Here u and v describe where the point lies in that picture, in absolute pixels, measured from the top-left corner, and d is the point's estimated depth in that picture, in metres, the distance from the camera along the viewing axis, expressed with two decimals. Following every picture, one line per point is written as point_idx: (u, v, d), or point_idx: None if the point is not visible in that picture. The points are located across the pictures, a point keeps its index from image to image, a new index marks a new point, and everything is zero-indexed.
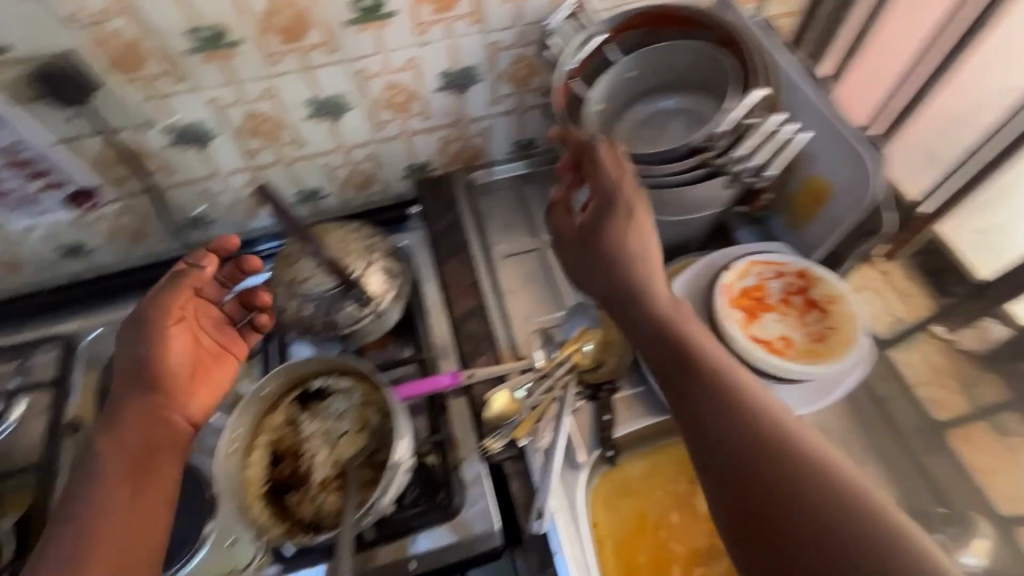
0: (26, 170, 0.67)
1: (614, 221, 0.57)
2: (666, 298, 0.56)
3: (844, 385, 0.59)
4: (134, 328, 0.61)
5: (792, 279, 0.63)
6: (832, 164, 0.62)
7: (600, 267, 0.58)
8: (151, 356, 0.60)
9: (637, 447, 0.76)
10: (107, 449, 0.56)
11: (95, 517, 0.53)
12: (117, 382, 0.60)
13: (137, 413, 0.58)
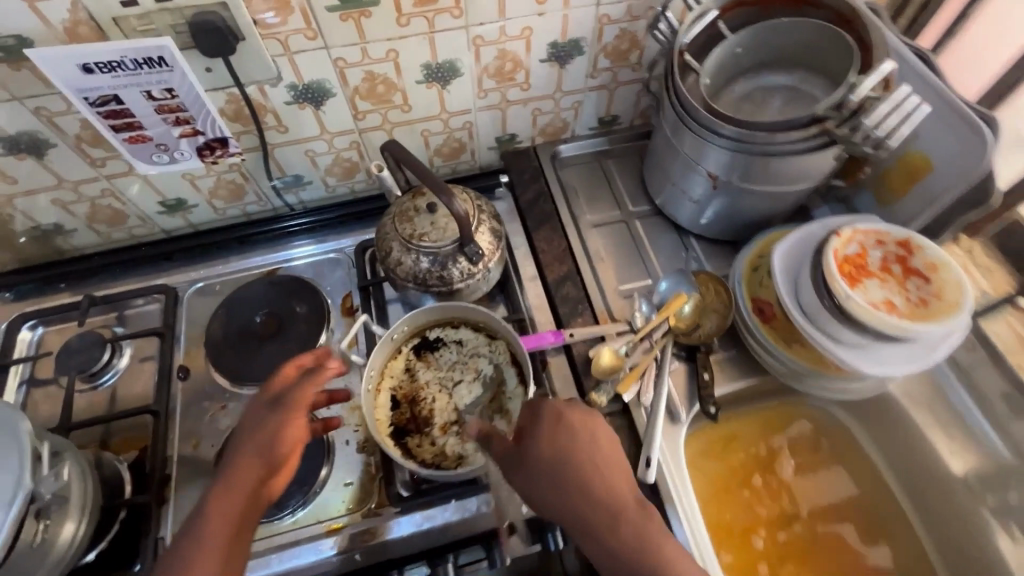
0: (173, 115, 0.69)
1: (570, 441, 0.56)
2: (628, 514, 0.53)
3: (947, 345, 0.62)
4: (256, 413, 0.56)
5: (893, 247, 0.66)
6: (940, 138, 0.65)
7: (553, 496, 0.54)
8: (265, 451, 0.54)
9: (735, 408, 0.77)
10: (193, 550, 0.49)
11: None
12: (237, 459, 0.53)
13: (231, 513, 0.51)
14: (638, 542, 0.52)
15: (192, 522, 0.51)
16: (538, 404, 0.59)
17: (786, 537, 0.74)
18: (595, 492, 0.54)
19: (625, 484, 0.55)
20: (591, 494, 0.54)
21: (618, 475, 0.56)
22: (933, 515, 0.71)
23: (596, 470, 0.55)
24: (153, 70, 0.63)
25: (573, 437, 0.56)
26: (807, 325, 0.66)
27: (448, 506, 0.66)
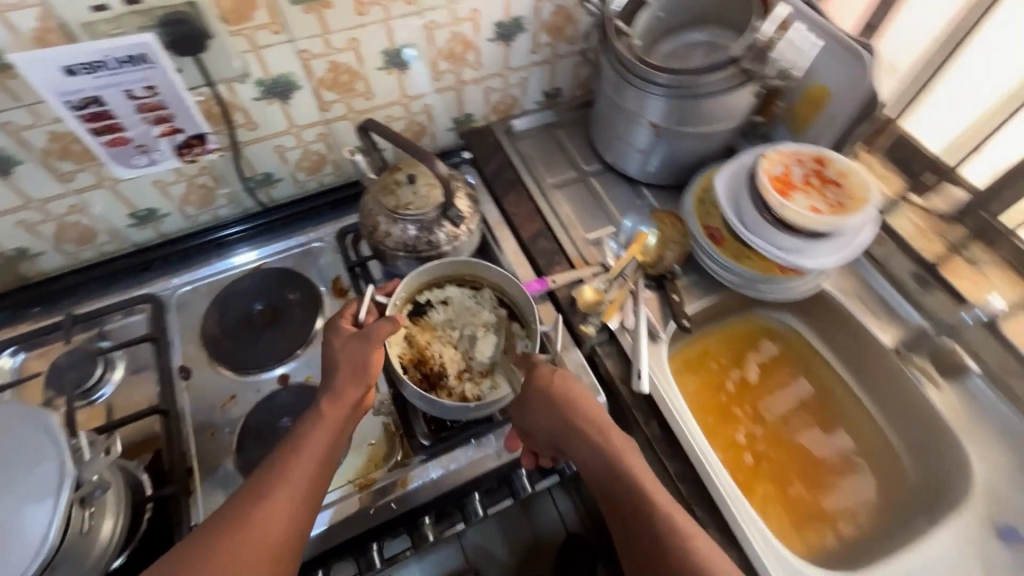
0: (153, 114, 0.70)
1: (559, 395, 0.63)
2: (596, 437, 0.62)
3: (863, 236, 0.75)
4: (343, 339, 0.63)
5: (810, 162, 0.79)
6: (832, 70, 0.77)
7: (538, 418, 0.64)
8: (359, 372, 0.61)
9: (707, 325, 0.90)
10: (302, 445, 0.56)
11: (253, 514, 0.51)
12: (336, 382, 0.60)
13: (332, 421, 0.58)
14: (608, 463, 0.60)
15: (298, 425, 0.58)
16: (534, 371, 0.66)
17: (762, 429, 0.84)
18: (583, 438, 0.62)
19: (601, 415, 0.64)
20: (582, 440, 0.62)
21: (606, 423, 0.63)
22: (873, 383, 0.85)
23: (586, 419, 0.63)
24: (135, 68, 0.65)
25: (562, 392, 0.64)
26: (753, 237, 0.77)
27: (467, 447, 0.71)
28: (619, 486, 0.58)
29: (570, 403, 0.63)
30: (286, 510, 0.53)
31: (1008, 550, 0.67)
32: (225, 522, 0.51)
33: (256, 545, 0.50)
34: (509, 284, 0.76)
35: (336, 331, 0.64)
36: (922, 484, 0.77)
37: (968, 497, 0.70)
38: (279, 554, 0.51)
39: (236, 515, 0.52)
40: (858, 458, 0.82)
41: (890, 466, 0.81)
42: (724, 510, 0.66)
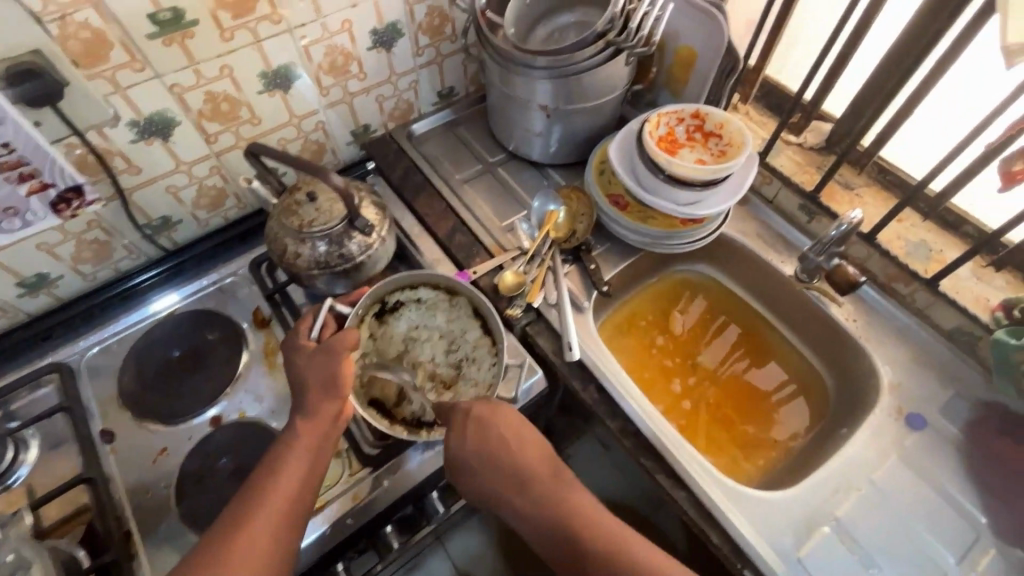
0: (16, 172, 0.66)
1: (500, 453, 0.64)
2: (529, 478, 0.64)
3: (748, 179, 0.81)
4: (307, 355, 0.64)
5: (691, 119, 0.83)
6: (694, 35, 0.83)
7: (468, 472, 0.64)
8: (329, 385, 0.62)
9: (633, 287, 0.95)
10: (282, 469, 0.58)
11: (235, 541, 0.54)
12: (309, 397, 0.62)
13: (309, 443, 0.60)
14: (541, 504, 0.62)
15: (280, 447, 0.60)
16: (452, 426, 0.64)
17: (696, 379, 0.90)
18: (540, 492, 0.63)
19: (530, 452, 0.65)
20: (531, 503, 0.63)
21: (535, 459, 0.65)
22: (788, 315, 0.91)
23: (510, 466, 0.64)
24: None
25: (506, 444, 0.64)
26: (651, 196, 0.81)
27: (415, 449, 0.71)
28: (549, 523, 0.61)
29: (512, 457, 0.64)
30: (270, 527, 0.55)
31: (916, 436, 0.73)
32: (211, 552, 0.53)
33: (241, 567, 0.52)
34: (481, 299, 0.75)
35: (297, 351, 0.65)
36: (838, 396, 0.85)
37: (878, 395, 0.76)
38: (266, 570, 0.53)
39: (221, 538, 0.54)
40: (788, 385, 0.89)
41: (813, 388, 0.88)
42: (666, 454, 0.69)
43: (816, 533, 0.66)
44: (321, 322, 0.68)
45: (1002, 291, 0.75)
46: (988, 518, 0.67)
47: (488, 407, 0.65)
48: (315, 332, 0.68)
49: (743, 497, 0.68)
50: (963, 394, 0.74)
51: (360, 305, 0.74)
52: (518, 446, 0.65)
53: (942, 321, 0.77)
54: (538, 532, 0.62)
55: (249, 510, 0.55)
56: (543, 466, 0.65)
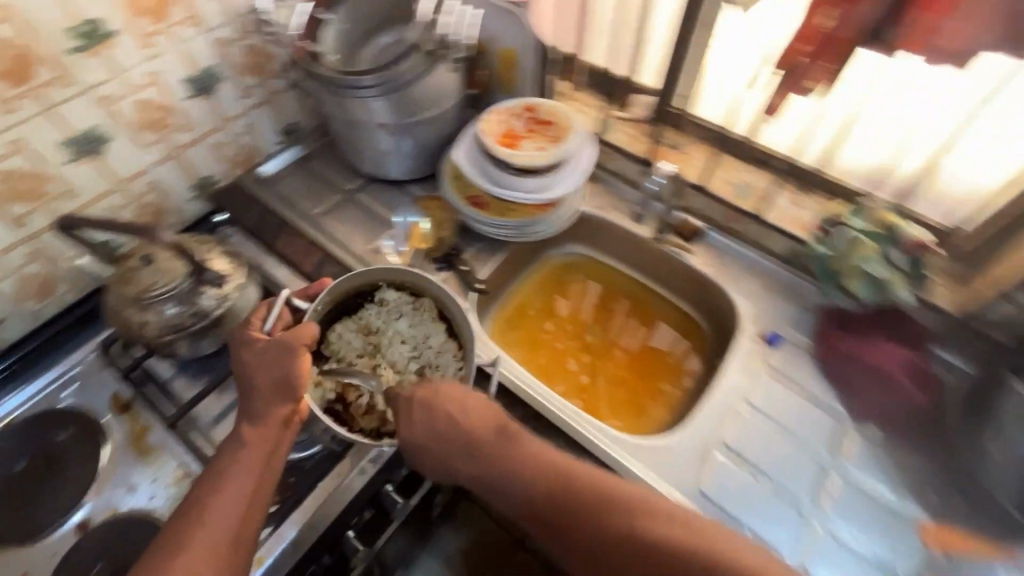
0: None
1: (461, 422, 0.62)
2: (493, 436, 0.62)
3: (587, 156, 0.86)
4: (255, 353, 0.60)
5: (523, 112, 0.88)
6: (507, 34, 0.88)
7: (430, 442, 0.61)
8: (282, 385, 0.58)
9: (513, 282, 0.98)
10: (224, 485, 0.54)
11: (175, 553, 0.50)
12: (262, 399, 0.58)
13: (255, 452, 0.56)
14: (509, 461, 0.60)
15: (228, 455, 0.57)
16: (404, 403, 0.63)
17: (591, 356, 0.94)
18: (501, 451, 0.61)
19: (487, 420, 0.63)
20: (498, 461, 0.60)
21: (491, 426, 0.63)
22: (657, 274, 0.97)
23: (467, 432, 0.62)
24: None
25: (461, 411, 0.63)
26: (502, 189, 0.84)
27: (315, 492, 0.67)
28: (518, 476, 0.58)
29: (480, 454, 0.61)
30: (211, 539, 0.51)
31: (777, 351, 0.80)
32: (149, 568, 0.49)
33: None
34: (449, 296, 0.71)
35: (246, 346, 0.61)
36: (715, 338, 0.92)
37: (740, 323, 0.83)
38: None
39: (163, 550, 0.51)
40: (680, 340, 0.95)
41: (695, 336, 0.94)
42: (566, 428, 0.72)
43: (711, 461, 0.71)
44: (274, 314, 0.64)
45: (814, 210, 0.86)
46: (845, 407, 0.75)
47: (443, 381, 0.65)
48: (267, 324, 0.64)
49: (642, 448, 0.71)
50: (806, 305, 0.84)
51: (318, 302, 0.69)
52: (474, 414, 0.63)
53: (776, 247, 0.86)
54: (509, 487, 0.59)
55: (192, 522, 0.52)
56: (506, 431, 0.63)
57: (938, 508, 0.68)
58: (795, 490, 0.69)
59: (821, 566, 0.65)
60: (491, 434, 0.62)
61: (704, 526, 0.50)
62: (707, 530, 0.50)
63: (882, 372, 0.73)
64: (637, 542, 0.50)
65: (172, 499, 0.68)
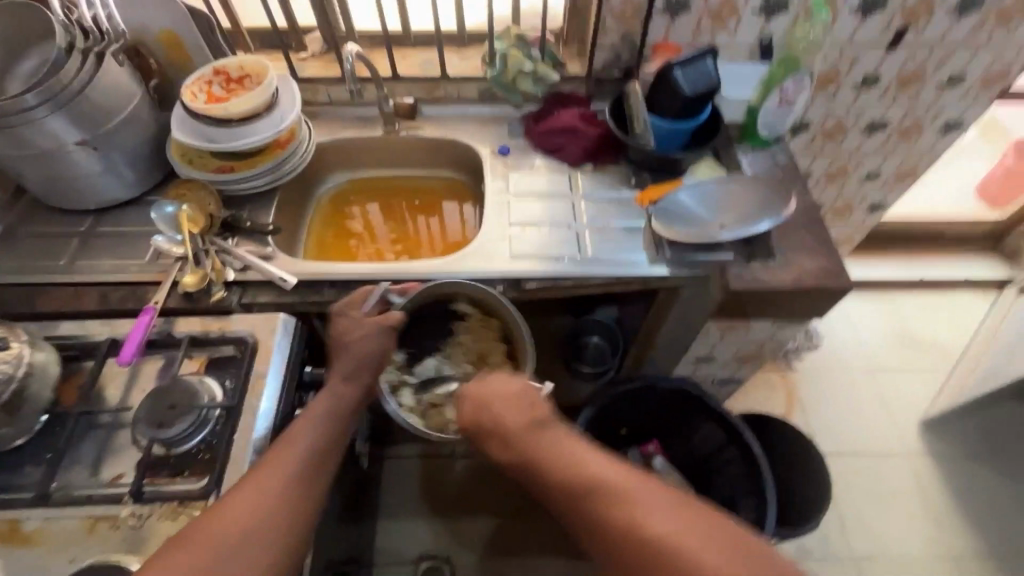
0: None
1: (503, 419, 0.71)
2: (525, 425, 0.70)
3: (293, 87, 0.98)
4: (351, 326, 0.78)
5: (216, 75, 0.95)
6: (157, 14, 0.93)
7: (478, 434, 0.73)
8: (362, 364, 0.75)
9: (301, 228, 1.10)
10: (308, 429, 0.68)
11: (255, 478, 0.62)
12: (345, 362, 0.75)
13: (331, 408, 0.71)
14: (530, 449, 0.68)
15: (312, 408, 0.71)
16: (469, 400, 0.75)
17: (400, 241, 1.12)
18: (524, 436, 0.69)
19: (529, 409, 0.72)
20: (518, 451, 0.69)
21: (527, 415, 0.71)
22: (410, 162, 1.16)
23: (503, 427, 0.71)
24: None
25: (506, 409, 0.72)
26: (239, 142, 0.92)
27: (236, 439, 0.73)
28: (532, 463, 0.67)
29: (515, 440, 0.69)
30: (281, 475, 0.62)
31: (509, 155, 1.07)
32: (237, 486, 0.61)
33: (245, 502, 0.59)
34: (513, 322, 0.89)
35: (343, 317, 0.80)
36: (472, 182, 1.17)
37: (478, 152, 1.08)
38: (259, 512, 0.59)
39: (251, 475, 0.63)
40: (452, 199, 1.17)
41: (461, 188, 1.17)
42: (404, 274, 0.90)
43: (511, 236, 0.95)
44: (372, 301, 0.82)
45: (478, 56, 1.13)
46: (566, 164, 1.06)
47: (506, 386, 0.75)
48: (364, 307, 0.81)
49: (462, 256, 0.93)
50: (509, 123, 1.13)
51: (404, 299, 0.87)
52: (517, 411, 0.71)
53: (471, 93, 1.12)
54: (525, 474, 0.68)
55: (275, 455, 0.64)
56: (540, 417, 0.71)
57: (639, 184, 1.03)
58: (564, 220, 0.98)
59: (602, 247, 0.94)
60: (530, 426, 0.70)
61: (677, 526, 0.56)
62: (684, 523, 0.57)
63: (569, 128, 1.04)
64: (620, 528, 0.58)
65: (94, 545, 0.66)
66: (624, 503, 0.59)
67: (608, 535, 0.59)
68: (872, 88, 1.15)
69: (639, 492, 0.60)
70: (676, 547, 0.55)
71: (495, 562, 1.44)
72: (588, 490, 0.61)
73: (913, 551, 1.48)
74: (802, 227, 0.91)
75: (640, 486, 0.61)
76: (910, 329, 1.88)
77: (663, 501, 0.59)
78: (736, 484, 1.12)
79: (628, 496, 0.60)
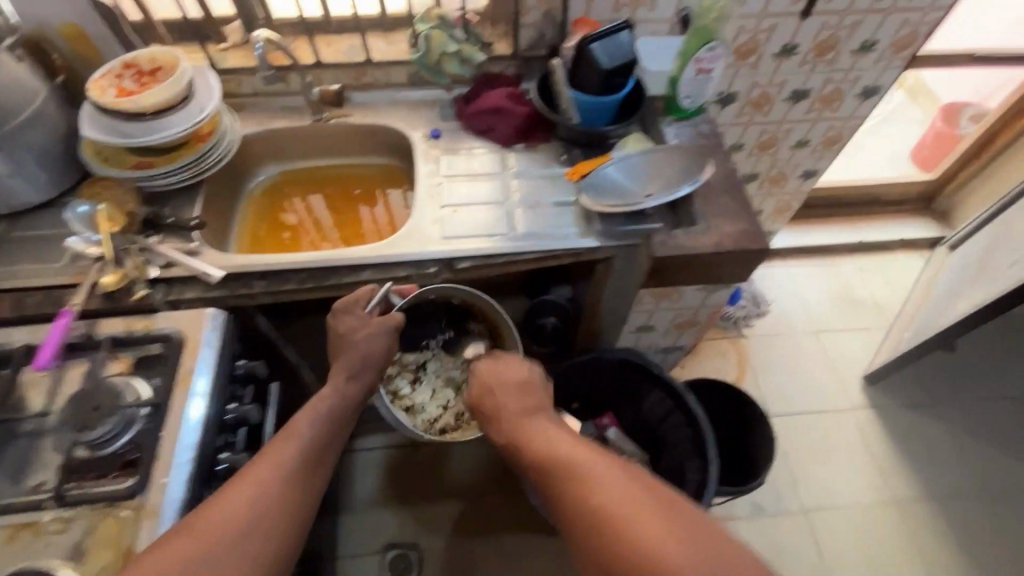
0: None
1: (499, 399, 0.80)
2: (514, 405, 0.78)
3: (208, 77, 0.96)
4: (355, 327, 0.84)
5: (125, 69, 0.92)
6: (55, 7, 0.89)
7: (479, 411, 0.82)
8: (363, 367, 0.84)
9: (233, 223, 1.08)
10: (310, 427, 0.75)
11: (255, 469, 0.67)
12: (349, 362, 0.83)
13: (331, 406, 0.78)
14: (516, 426, 0.75)
15: (314, 404, 0.78)
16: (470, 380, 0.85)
17: (335, 230, 1.12)
18: (514, 413, 0.77)
19: (522, 392, 0.80)
20: (507, 427, 0.76)
21: (518, 397, 0.79)
22: (344, 149, 1.16)
23: (499, 405, 0.79)
24: None
25: (501, 390, 0.80)
26: (154, 136, 0.90)
27: (163, 436, 0.72)
28: (516, 436, 0.74)
29: (506, 416, 0.77)
30: (279, 468, 0.68)
31: (440, 138, 1.07)
32: (240, 475, 0.67)
33: (244, 491, 0.64)
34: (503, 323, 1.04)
35: (347, 315, 0.85)
36: (407, 167, 1.16)
37: (409, 136, 1.08)
38: (256, 499, 0.64)
39: (252, 465, 0.68)
40: (387, 185, 1.17)
41: (397, 174, 1.17)
42: (333, 263, 0.89)
43: (443, 218, 0.96)
44: (376, 301, 0.87)
45: (404, 40, 1.12)
46: (497, 144, 1.06)
47: (504, 368, 0.83)
48: (369, 307, 0.86)
49: (393, 240, 0.93)
50: (440, 105, 1.13)
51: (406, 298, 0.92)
52: (508, 393, 0.80)
53: (400, 78, 1.11)
54: (510, 448, 0.75)
55: (278, 448, 0.71)
56: (530, 399, 0.79)
57: (569, 160, 1.04)
58: (496, 199, 0.99)
59: (533, 223, 0.95)
60: (518, 407, 0.78)
61: (635, 500, 0.59)
62: (633, 505, 0.59)
63: (497, 108, 1.05)
64: (575, 502, 0.61)
65: (19, 552, 0.65)
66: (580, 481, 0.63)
67: (565, 509, 0.62)
68: (791, 57, 1.19)
69: (596, 471, 0.63)
70: (623, 525, 0.57)
71: (462, 544, 1.46)
72: (554, 463, 0.66)
73: (859, 498, 1.56)
74: (723, 192, 0.94)
75: (599, 464, 0.64)
76: (852, 290, 1.96)
77: (617, 480, 0.62)
78: (683, 446, 1.17)
79: (586, 475, 0.63)
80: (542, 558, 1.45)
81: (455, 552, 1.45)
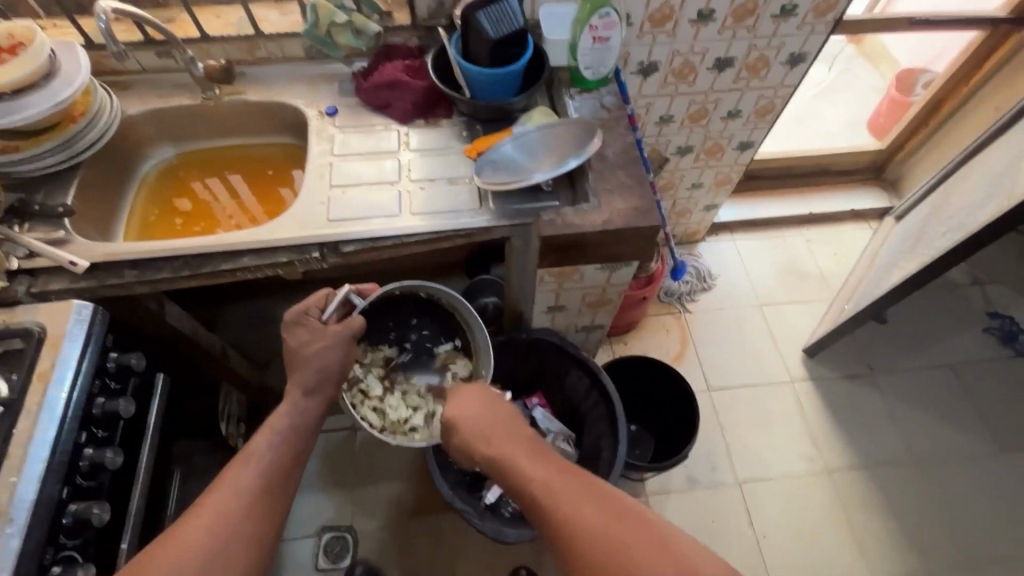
0: None
1: (481, 419, 0.74)
2: (501, 426, 0.73)
3: (76, 55, 0.90)
4: (304, 338, 0.82)
5: None
6: None
7: (454, 431, 0.75)
8: (323, 380, 0.82)
9: (122, 207, 1.04)
10: (269, 449, 0.74)
11: (208, 501, 0.67)
12: (314, 378, 0.81)
13: (289, 426, 0.78)
14: (501, 449, 0.70)
15: (271, 426, 0.77)
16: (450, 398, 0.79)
17: (230, 212, 1.08)
18: (498, 437, 0.72)
19: (502, 415, 0.75)
20: (491, 448, 0.70)
21: (502, 419, 0.74)
22: (240, 129, 1.10)
23: (480, 428, 0.73)
24: None
25: (482, 413, 0.75)
26: (11, 117, 0.83)
27: (16, 434, 0.69)
28: (504, 458, 0.69)
29: (492, 437, 0.72)
30: (239, 497, 0.68)
31: (337, 115, 1.03)
32: (195, 508, 0.67)
33: (204, 525, 0.64)
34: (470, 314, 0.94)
35: (304, 323, 0.83)
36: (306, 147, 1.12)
37: (304, 114, 1.03)
38: (217, 530, 0.64)
39: (210, 497, 0.68)
40: (287, 167, 1.13)
41: (296, 155, 1.13)
42: (209, 250, 0.86)
43: (331, 201, 0.92)
44: (332, 306, 0.84)
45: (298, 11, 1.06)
46: (396, 121, 1.02)
47: (488, 393, 0.78)
48: (325, 314, 0.84)
49: (275, 224, 0.89)
50: (340, 80, 1.07)
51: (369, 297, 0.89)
52: (496, 415, 0.75)
53: (295, 51, 1.06)
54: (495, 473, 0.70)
55: (235, 475, 0.70)
56: (513, 423, 0.75)
57: (470, 136, 1.01)
58: (390, 179, 0.95)
59: (426, 202, 0.92)
60: (502, 429, 0.73)
61: (640, 532, 0.58)
62: (638, 536, 0.58)
63: (394, 82, 1.00)
64: (578, 534, 0.59)
65: None
66: (585, 513, 0.60)
67: (568, 539, 0.59)
68: (708, 24, 1.14)
69: (601, 501, 0.62)
70: (632, 556, 0.56)
71: (396, 524, 1.47)
72: (551, 493, 0.63)
73: (792, 468, 1.58)
74: (619, 168, 0.91)
75: (600, 495, 0.62)
76: (799, 264, 1.96)
77: (621, 510, 0.60)
78: (600, 425, 1.17)
79: (588, 507, 0.61)
80: (475, 536, 1.46)
81: (390, 532, 1.46)
